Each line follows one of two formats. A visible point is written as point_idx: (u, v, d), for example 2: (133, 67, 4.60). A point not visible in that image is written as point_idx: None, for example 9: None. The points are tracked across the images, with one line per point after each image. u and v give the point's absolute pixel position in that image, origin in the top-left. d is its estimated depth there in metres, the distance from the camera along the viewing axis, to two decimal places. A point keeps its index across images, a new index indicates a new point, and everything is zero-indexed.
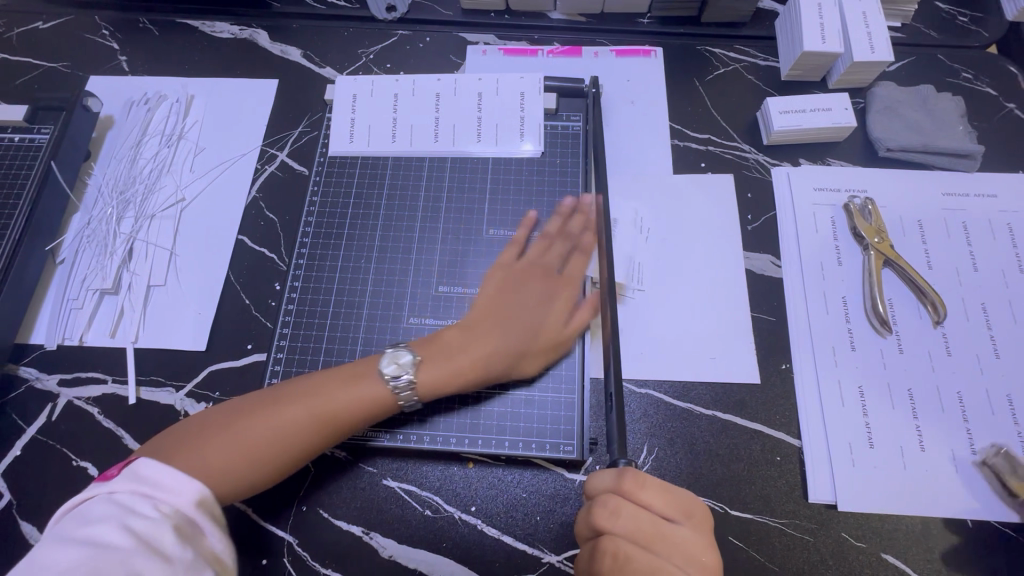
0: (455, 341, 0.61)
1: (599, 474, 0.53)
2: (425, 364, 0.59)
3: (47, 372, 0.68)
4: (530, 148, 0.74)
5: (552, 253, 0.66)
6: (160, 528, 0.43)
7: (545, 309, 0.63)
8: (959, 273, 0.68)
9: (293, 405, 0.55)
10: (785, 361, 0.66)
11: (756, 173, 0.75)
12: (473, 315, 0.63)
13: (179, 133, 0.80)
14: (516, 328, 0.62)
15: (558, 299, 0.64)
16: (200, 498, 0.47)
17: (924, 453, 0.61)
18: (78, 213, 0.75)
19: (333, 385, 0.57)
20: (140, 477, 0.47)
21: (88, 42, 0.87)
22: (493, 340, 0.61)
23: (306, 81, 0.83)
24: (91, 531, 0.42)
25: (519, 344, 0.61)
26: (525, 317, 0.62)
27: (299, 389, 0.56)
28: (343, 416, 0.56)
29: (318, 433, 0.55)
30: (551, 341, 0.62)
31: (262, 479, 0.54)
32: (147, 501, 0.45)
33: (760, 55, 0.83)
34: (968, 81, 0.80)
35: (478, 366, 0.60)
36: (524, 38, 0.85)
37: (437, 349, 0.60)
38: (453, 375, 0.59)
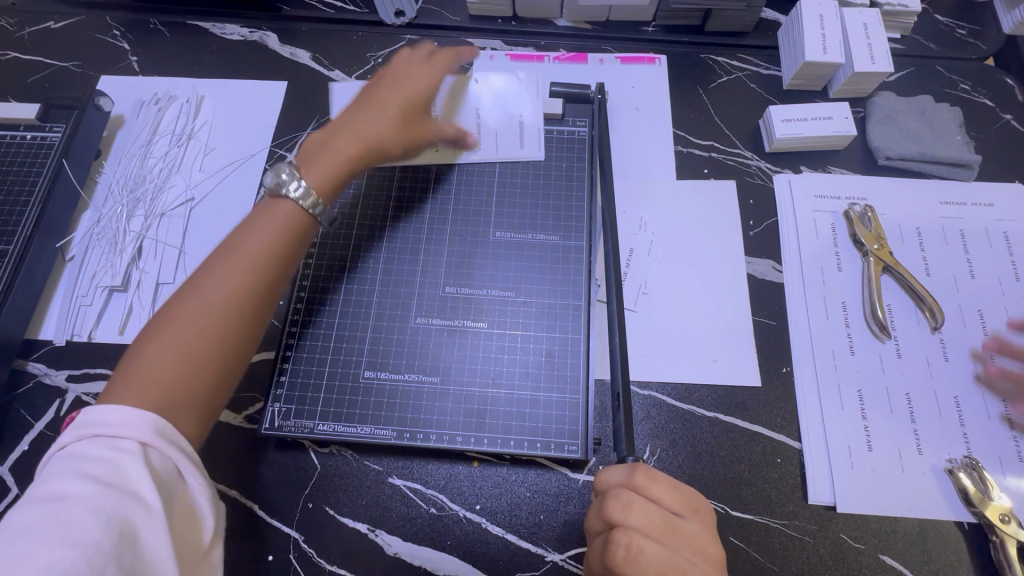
0: (333, 142, 0.64)
1: (610, 470, 0.54)
2: (312, 167, 0.61)
3: (55, 368, 0.69)
4: (531, 151, 0.75)
5: (401, 75, 0.69)
6: (121, 467, 0.44)
7: (400, 115, 0.67)
8: (957, 280, 0.69)
9: (206, 282, 0.53)
10: (786, 365, 0.67)
11: (758, 179, 0.76)
12: (334, 122, 0.66)
13: (189, 133, 0.81)
14: (366, 123, 0.65)
15: (416, 98, 0.68)
16: (154, 423, 0.46)
17: (921, 456, 0.62)
18: (88, 211, 0.76)
19: (239, 243, 0.56)
20: (86, 424, 0.46)
21: (99, 42, 0.88)
22: (360, 124, 0.65)
23: (315, 84, 0.84)
24: (50, 486, 0.42)
25: (388, 125, 0.66)
26: (380, 122, 0.66)
27: (205, 271, 0.54)
28: (257, 250, 0.56)
29: (245, 279, 0.54)
30: (407, 119, 0.68)
31: (208, 364, 0.51)
32: (102, 444, 0.45)
33: (762, 64, 0.84)
34: (966, 92, 0.82)
35: (367, 141, 0.64)
36: (530, 44, 0.86)
37: (330, 147, 0.63)
38: (340, 163, 0.62)
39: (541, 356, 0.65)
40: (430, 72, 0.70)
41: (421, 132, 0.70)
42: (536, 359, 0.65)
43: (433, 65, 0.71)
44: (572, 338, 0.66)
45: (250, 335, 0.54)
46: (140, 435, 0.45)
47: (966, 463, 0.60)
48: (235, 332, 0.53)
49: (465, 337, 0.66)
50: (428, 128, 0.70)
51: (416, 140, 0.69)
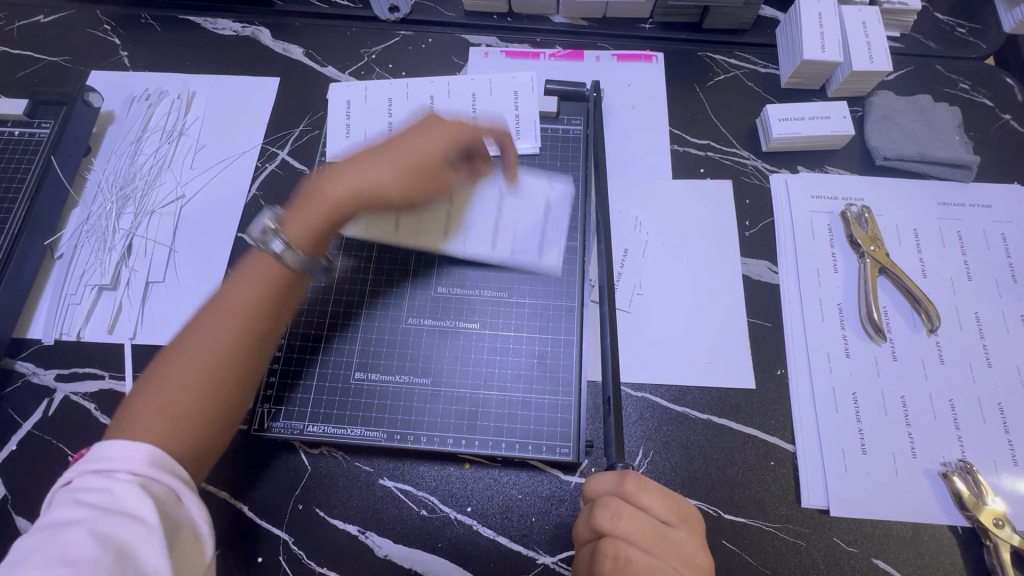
0: (321, 190, 0.57)
1: (599, 477, 0.54)
2: (291, 219, 0.56)
3: (44, 367, 0.68)
4: (527, 147, 0.74)
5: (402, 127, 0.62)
6: (121, 494, 0.41)
7: (403, 157, 0.59)
8: (954, 282, 0.69)
9: (197, 328, 0.50)
10: (780, 367, 0.66)
11: (755, 179, 0.76)
12: (329, 168, 0.60)
13: (179, 129, 0.80)
14: (361, 170, 0.58)
15: (417, 151, 0.60)
16: (154, 456, 0.44)
17: (916, 459, 0.61)
18: (77, 209, 0.75)
19: (232, 288, 0.52)
20: (89, 458, 0.44)
21: (89, 37, 0.86)
22: (350, 175, 0.58)
23: (307, 80, 0.83)
24: (54, 514, 0.41)
25: (383, 179, 0.58)
26: (375, 167, 0.59)
27: (199, 316, 0.51)
28: (248, 297, 0.52)
29: (238, 326, 0.50)
30: (403, 159, 0.59)
31: (208, 421, 0.48)
32: (102, 476, 0.42)
33: (760, 62, 0.83)
34: (965, 92, 0.81)
35: (354, 195, 0.57)
36: (526, 41, 0.85)
37: (316, 197, 0.57)
38: (321, 217, 0.56)
39: (533, 358, 0.65)
40: (435, 145, 0.61)
41: (423, 173, 0.61)
42: (528, 360, 0.65)
43: (443, 129, 0.61)
44: (565, 339, 0.66)
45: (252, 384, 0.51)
46: (138, 468, 0.43)
47: (960, 467, 0.60)
48: (231, 374, 0.49)
49: (457, 338, 0.66)
50: (434, 164, 0.61)
51: (410, 197, 0.61)
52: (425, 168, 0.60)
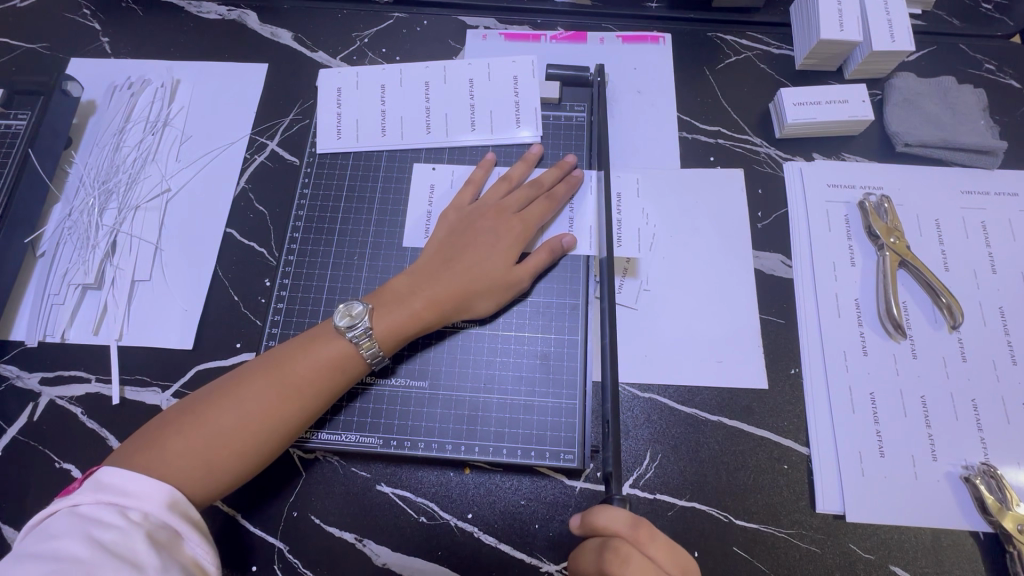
0: (411, 285, 0.59)
1: (610, 512, 0.50)
2: (380, 314, 0.57)
3: (27, 370, 0.66)
4: (527, 135, 0.70)
5: (512, 195, 0.65)
6: (130, 535, 0.43)
7: (490, 255, 0.61)
8: (977, 275, 0.65)
9: (250, 387, 0.53)
10: (794, 366, 0.63)
11: (768, 168, 0.72)
12: (424, 260, 0.61)
13: (164, 120, 0.76)
14: (466, 257, 0.61)
15: (500, 258, 0.61)
16: (171, 501, 0.47)
17: (936, 462, 0.59)
18: (60, 205, 0.72)
19: (292, 354, 0.55)
20: (104, 485, 0.46)
21: (68, 22, 0.82)
22: (445, 276, 0.59)
23: (297, 67, 0.79)
24: (53, 545, 0.41)
25: (462, 284, 0.59)
26: (474, 255, 0.61)
27: (252, 374, 0.54)
28: (306, 374, 0.54)
29: (285, 412, 0.53)
30: (499, 279, 0.60)
31: (236, 470, 0.51)
32: (113, 511, 0.44)
33: (773, 42, 0.79)
34: (991, 72, 0.77)
35: (435, 304, 0.58)
36: (526, 22, 0.81)
37: (396, 298, 0.58)
38: (411, 316, 0.58)
39: (536, 359, 0.62)
40: (518, 240, 0.62)
41: (514, 283, 0.61)
42: (530, 362, 0.62)
43: (525, 219, 0.63)
44: (568, 339, 0.63)
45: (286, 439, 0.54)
46: (155, 509, 0.46)
47: (983, 470, 0.57)
48: (266, 439, 0.52)
49: (455, 339, 0.63)
50: (519, 273, 0.61)
51: (520, 286, 0.61)
52: (506, 283, 0.61)
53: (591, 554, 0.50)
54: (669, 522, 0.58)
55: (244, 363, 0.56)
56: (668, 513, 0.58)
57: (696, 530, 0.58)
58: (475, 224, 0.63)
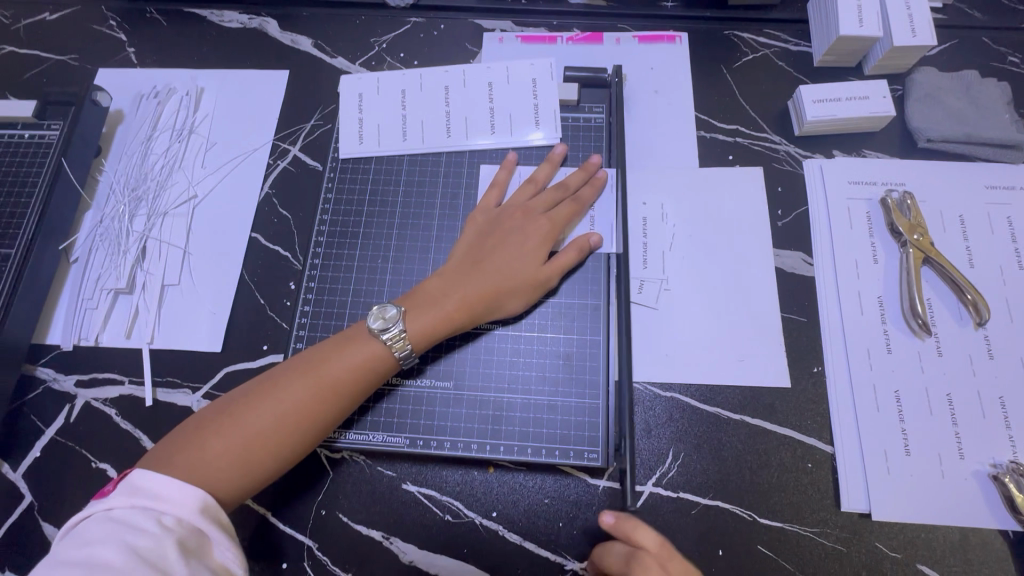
0: (443, 287, 0.60)
1: (647, 530, 0.52)
2: (413, 315, 0.58)
3: (64, 373, 0.68)
4: (546, 137, 0.71)
5: (537, 196, 0.65)
6: (162, 541, 0.44)
7: (519, 256, 0.61)
8: (1003, 271, 0.64)
9: (286, 389, 0.54)
10: (817, 364, 0.63)
11: (787, 165, 0.72)
12: (455, 262, 0.62)
13: (189, 127, 0.78)
14: (495, 257, 0.61)
15: (529, 257, 0.62)
16: (203, 506, 0.48)
17: (963, 460, 0.58)
18: (91, 212, 0.74)
19: (325, 356, 0.56)
20: (138, 489, 0.47)
21: (96, 34, 0.85)
22: (476, 279, 0.60)
23: (317, 73, 0.81)
24: (89, 550, 0.42)
25: (492, 284, 0.60)
26: (504, 255, 0.61)
27: (286, 375, 0.55)
28: (338, 377, 0.55)
29: (319, 413, 0.54)
30: (528, 279, 0.61)
31: (273, 469, 0.53)
32: (147, 515, 0.45)
33: (792, 39, 0.78)
34: (1014, 65, 0.76)
35: (467, 307, 0.59)
36: (542, 24, 0.82)
37: (429, 299, 0.59)
38: (444, 318, 0.58)
39: (558, 359, 0.63)
40: (545, 239, 0.63)
41: (542, 282, 0.62)
42: (553, 362, 0.63)
43: (553, 220, 0.64)
44: (590, 339, 0.63)
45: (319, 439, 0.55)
46: (185, 514, 0.47)
47: (1012, 468, 0.57)
48: (299, 440, 0.53)
49: (479, 340, 0.64)
50: (547, 273, 0.62)
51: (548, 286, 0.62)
52: (536, 280, 0.61)
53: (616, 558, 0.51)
54: (693, 520, 0.58)
55: (279, 364, 0.57)
56: (692, 512, 0.58)
57: (719, 528, 0.58)
58: (504, 225, 0.64)
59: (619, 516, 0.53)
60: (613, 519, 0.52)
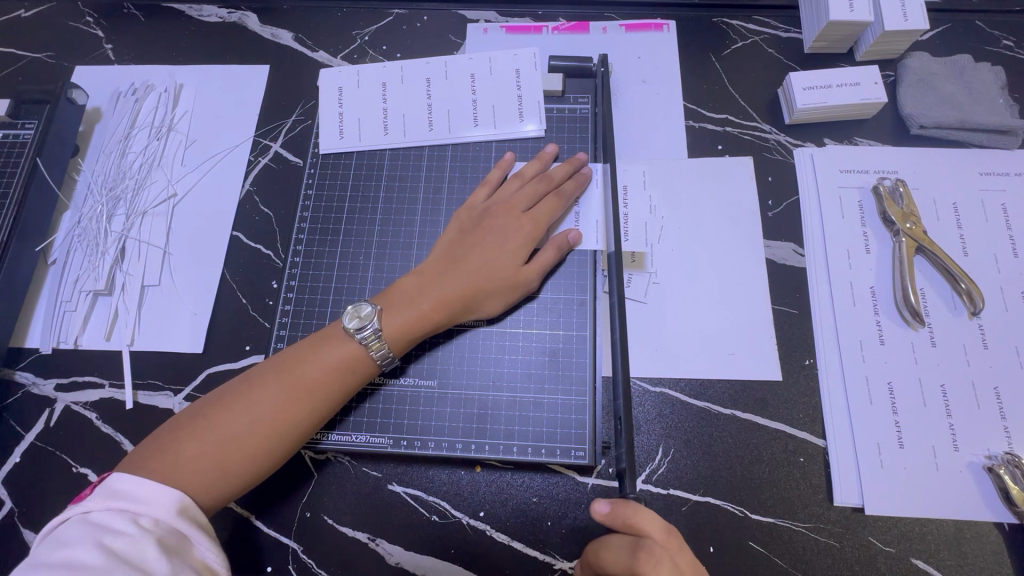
0: (418, 286, 0.59)
1: (649, 517, 0.48)
2: (388, 315, 0.57)
3: (43, 377, 0.66)
4: (530, 129, 0.69)
5: (521, 190, 0.64)
6: (140, 541, 0.43)
7: (500, 255, 0.60)
8: (997, 259, 0.63)
9: (263, 389, 0.53)
10: (809, 357, 0.62)
11: (777, 155, 0.70)
12: (432, 260, 0.61)
13: (168, 124, 0.77)
14: (475, 256, 0.60)
15: (502, 252, 0.60)
16: (181, 507, 0.47)
17: (957, 453, 0.57)
18: (69, 212, 0.73)
19: (302, 357, 0.55)
20: (115, 492, 0.46)
21: (72, 30, 0.83)
22: (453, 277, 0.59)
23: (298, 67, 0.79)
24: (63, 552, 0.41)
25: (469, 284, 0.59)
26: (485, 253, 0.60)
27: (263, 376, 0.54)
28: (316, 376, 0.54)
29: (296, 415, 0.53)
30: (508, 280, 0.60)
31: (252, 472, 0.52)
32: (124, 517, 0.44)
33: (781, 26, 0.77)
34: (1008, 49, 0.74)
35: (443, 305, 0.58)
36: (527, 14, 0.80)
37: (404, 298, 0.58)
38: (420, 317, 0.57)
39: (544, 356, 0.62)
40: (527, 239, 0.61)
41: (522, 283, 0.60)
42: (539, 359, 0.62)
43: (536, 217, 0.62)
44: (577, 335, 0.62)
45: (299, 439, 0.54)
46: (164, 515, 0.46)
47: (1007, 460, 0.56)
48: (278, 441, 0.52)
49: (464, 337, 0.63)
50: (528, 273, 0.60)
51: (529, 286, 0.61)
52: (514, 282, 0.60)
53: (618, 551, 0.48)
54: (683, 517, 0.57)
55: (254, 366, 0.56)
56: (683, 509, 0.57)
57: (711, 525, 0.57)
58: (486, 222, 0.62)
59: (615, 503, 0.49)
60: (609, 508, 0.49)
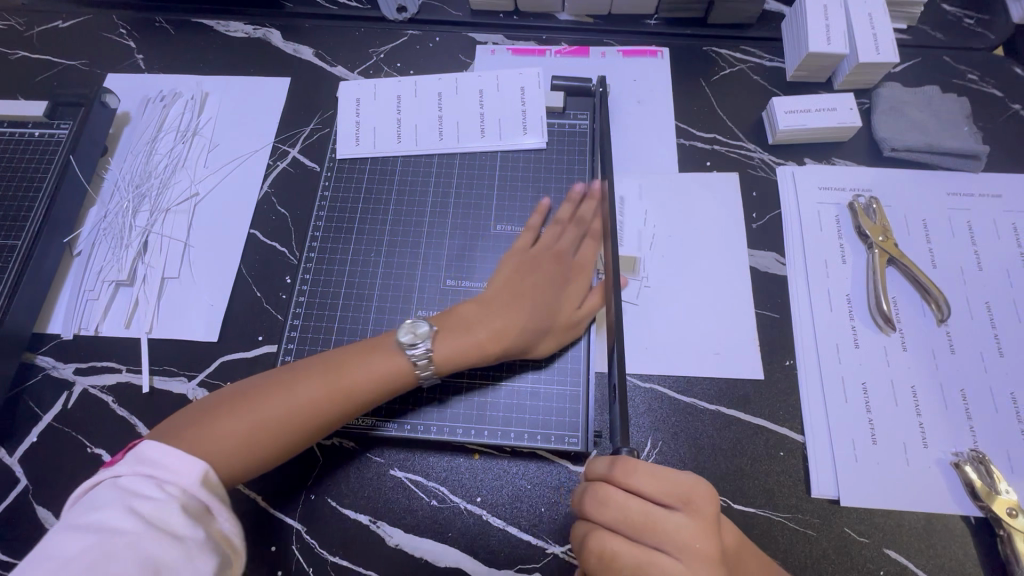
0: (476, 315, 0.62)
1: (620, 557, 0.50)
2: (442, 340, 0.60)
3: (63, 361, 0.70)
4: (532, 142, 0.75)
5: (565, 235, 0.68)
6: (165, 508, 0.45)
7: (553, 298, 0.64)
8: (963, 271, 0.68)
9: (303, 383, 0.56)
10: (789, 358, 0.66)
11: (761, 171, 0.76)
12: (490, 291, 0.64)
13: (193, 130, 0.82)
14: (534, 297, 0.63)
15: (556, 295, 0.64)
16: (203, 478, 0.49)
17: (926, 449, 0.61)
18: (95, 207, 0.77)
19: (348, 361, 0.58)
20: (144, 458, 0.49)
21: (106, 41, 0.89)
22: (509, 312, 0.62)
23: (317, 80, 0.85)
24: (94, 516, 0.44)
25: (524, 328, 0.62)
26: (540, 293, 0.64)
27: (308, 372, 0.57)
28: (358, 381, 0.57)
29: (332, 413, 0.56)
30: (562, 322, 0.63)
31: (271, 455, 0.55)
32: (151, 483, 0.47)
33: (766, 56, 0.83)
34: (973, 82, 0.81)
35: (498, 338, 0.61)
36: (532, 38, 0.86)
37: (460, 326, 0.61)
38: (475, 347, 0.60)
39: None
40: (576, 285, 0.65)
41: (573, 325, 0.64)
42: None
43: (582, 264, 0.67)
44: None
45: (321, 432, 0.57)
46: (186, 485, 0.48)
47: (972, 457, 0.60)
48: (302, 432, 0.55)
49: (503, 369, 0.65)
50: (579, 316, 0.64)
51: (578, 328, 0.64)
52: (568, 323, 0.64)
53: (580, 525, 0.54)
54: None
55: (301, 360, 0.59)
56: None
57: None
58: (537, 265, 0.66)
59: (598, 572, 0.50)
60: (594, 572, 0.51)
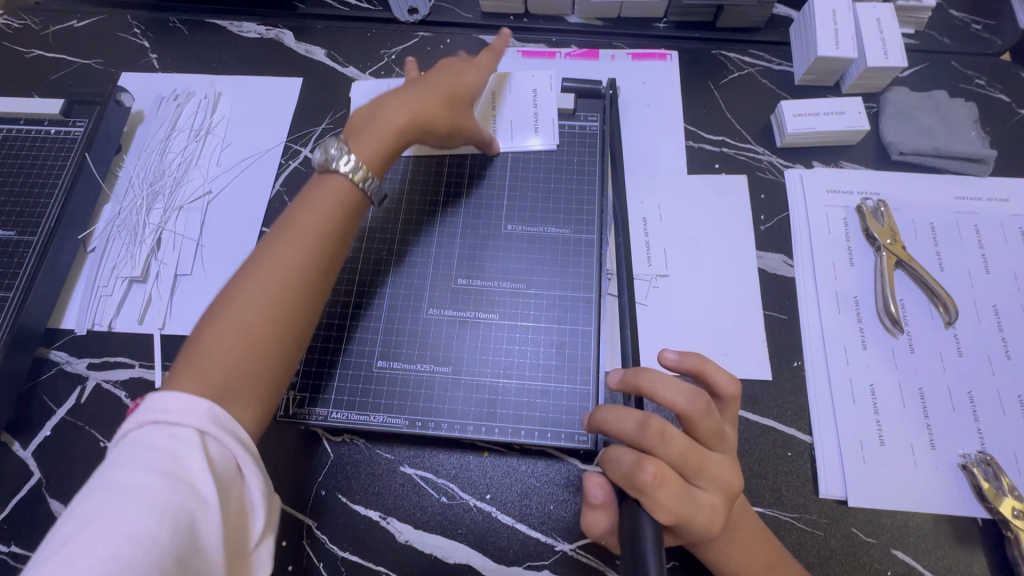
0: (387, 115, 0.62)
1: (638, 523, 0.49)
2: (357, 142, 0.60)
3: (76, 356, 0.70)
4: (542, 142, 0.75)
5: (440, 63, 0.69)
6: (190, 467, 0.41)
7: (433, 103, 0.64)
8: (971, 274, 0.69)
9: (264, 263, 0.52)
10: (797, 359, 0.67)
11: (770, 174, 0.76)
12: (393, 100, 0.64)
13: (206, 128, 0.82)
14: (417, 99, 0.63)
15: (441, 107, 0.64)
16: (219, 414, 0.44)
17: (934, 451, 0.61)
18: (109, 205, 0.78)
19: (291, 219, 0.55)
20: (152, 412, 0.43)
21: (120, 40, 0.90)
22: (399, 118, 0.62)
23: (329, 81, 0.85)
24: (120, 474, 0.40)
25: (435, 110, 0.63)
26: (422, 103, 0.63)
27: (262, 252, 0.53)
28: (314, 223, 0.54)
29: (312, 244, 0.53)
30: (446, 123, 0.65)
31: (282, 355, 0.51)
32: (170, 431, 0.42)
33: (775, 60, 0.84)
34: (981, 87, 0.81)
35: (406, 132, 0.62)
36: (542, 41, 0.87)
37: (372, 127, 0.61)
38: (388, 133, 0.61)
39: (551, 347, 0.66)
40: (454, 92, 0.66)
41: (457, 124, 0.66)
42: (546, 349, 0.66)
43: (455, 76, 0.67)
44: (582, 330, 0.67)
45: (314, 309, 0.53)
46: (205, 424, 0.43)
47: (980, 458, 0.60)
48: (297, 313, 0.51)
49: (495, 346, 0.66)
50: (459, 115, 0.66)
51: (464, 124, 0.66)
52: (453, 123, 0.66)
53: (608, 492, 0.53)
54: None
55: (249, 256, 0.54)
56: None
57: None
58: (418, 82, 0.66)
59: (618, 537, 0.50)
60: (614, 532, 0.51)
